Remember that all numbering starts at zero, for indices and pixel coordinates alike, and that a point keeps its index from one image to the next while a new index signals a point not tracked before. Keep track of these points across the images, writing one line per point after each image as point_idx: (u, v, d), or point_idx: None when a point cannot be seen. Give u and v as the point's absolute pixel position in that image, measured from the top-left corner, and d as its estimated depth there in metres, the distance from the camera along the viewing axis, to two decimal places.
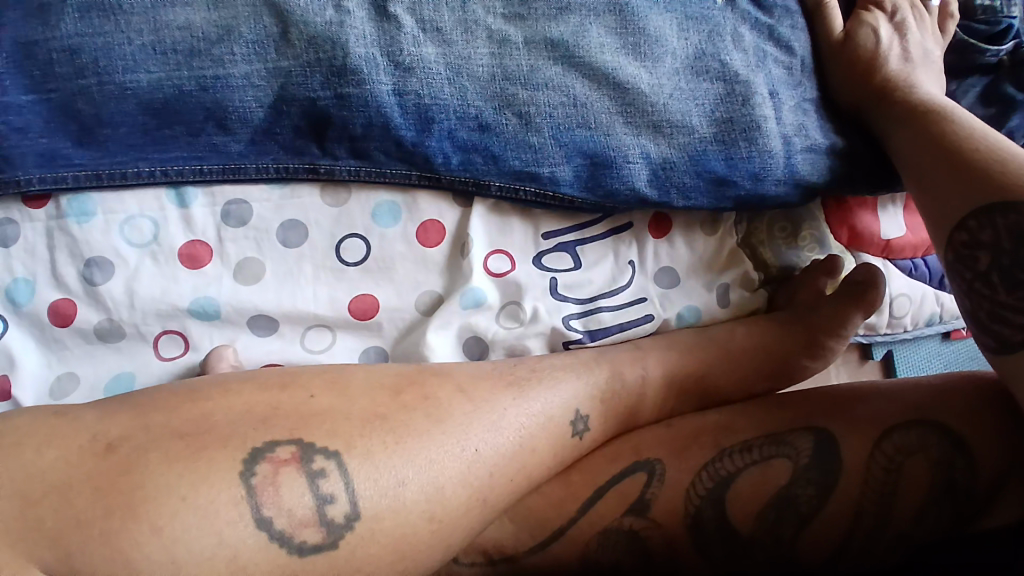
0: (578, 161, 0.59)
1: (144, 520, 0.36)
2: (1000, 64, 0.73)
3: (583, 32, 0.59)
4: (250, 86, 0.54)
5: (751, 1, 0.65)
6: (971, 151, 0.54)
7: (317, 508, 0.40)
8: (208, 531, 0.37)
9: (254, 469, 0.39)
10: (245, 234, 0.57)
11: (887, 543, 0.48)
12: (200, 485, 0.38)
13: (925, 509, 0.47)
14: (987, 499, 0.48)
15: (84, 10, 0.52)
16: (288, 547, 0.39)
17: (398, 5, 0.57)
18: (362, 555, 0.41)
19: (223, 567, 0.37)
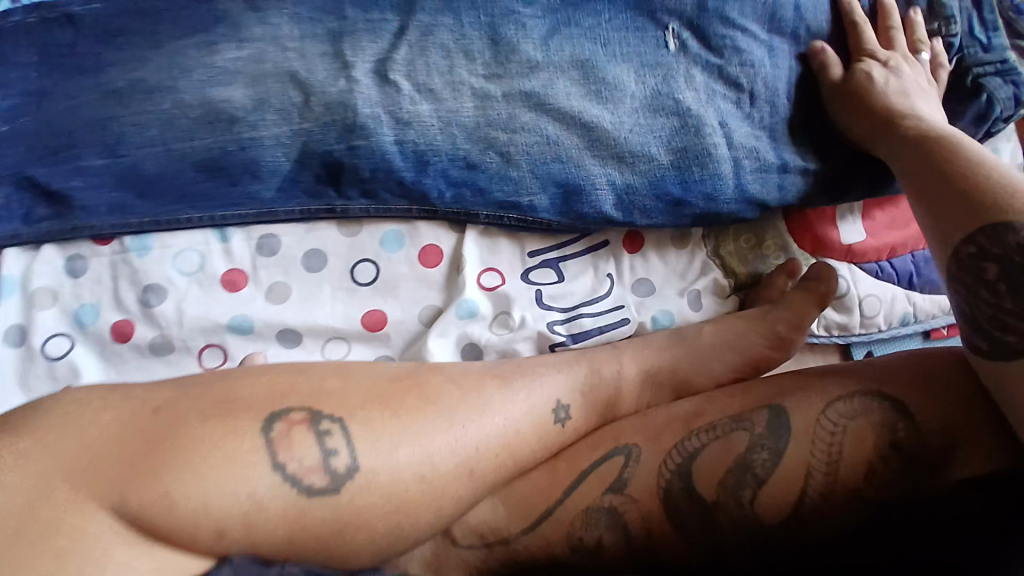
0: (553, 189, 0.68)
1: (182, 459, 0.44)
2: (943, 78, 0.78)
3: (551, 84, 0.70)
4: (279, 145, 0.67)
5: (701, 45, 0.72)
6: (968, 173, 0.56)
7: (323, 459, 0.48)
8: (235, 470, 0.45)
9: (272, 427, 0.48)
10: (275, 262, 0.68)
11: (850, 504, 0.52)
12: (229, 436, 0.46)
13: (873, 465, 0.52)
14: (939, 455, 0.52)
15: (149, 92, 0.66)
16: (298, 488, 0.47)
17: (398, 73, 0.69)
18: (362, 502, 0.49)
19: (245, 501, 0.45)
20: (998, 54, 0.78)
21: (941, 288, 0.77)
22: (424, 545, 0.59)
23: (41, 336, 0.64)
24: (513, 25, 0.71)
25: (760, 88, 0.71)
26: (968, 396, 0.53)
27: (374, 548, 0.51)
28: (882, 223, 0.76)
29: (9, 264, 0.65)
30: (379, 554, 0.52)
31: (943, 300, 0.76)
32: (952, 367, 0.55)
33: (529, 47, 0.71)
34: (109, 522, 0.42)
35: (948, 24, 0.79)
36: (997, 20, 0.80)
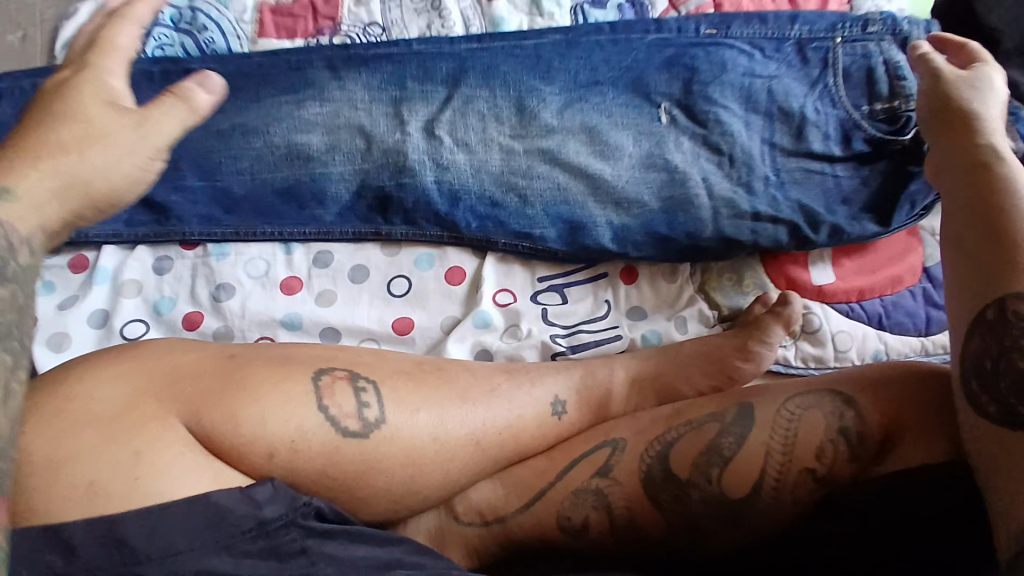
0: (561, 225, 0.82)
1: (248, 389, 0.55)
2: (903, 150, 0.86)
3: (564, 145, 0.85)
4: (343, 180, 0.83)
5: (689, 118, 0.86)
6: (1016, 224, 0.58)
7: (358, 409, 0.59)
8: (288, 404, 0.56)
9: (321, 376, 0.59)
10: (326, 273, 0.82)
11: (806, 483, 0.60)
12: (286, 379, 0.57)
13: (824, 447, 0.60)
14: (883, 443, 0.60)
15: (245, 132, 0.84)
16: (337, 428, 0.57)
17: (441, 129, 0.84)
18: (386, 449, 0.59)
19: (294, 431, 0.55)
20: None
21: (908, 329, 0.84)
22: (429, 518, 0.66)
23: (125, 319, 0.78)
24: (535, 96, 0.86)
25: (739, 152, 0.85)
26: (911, 395, 0.62)
27: (390, 495, 0.60)
28: (853, 269, 0.86)
29: (105, 259, 0.81)
30: (393, 504, 0.61)
31: (913, 341, 0.84)
32: (896, 373, 0.64)
33: (547, 114, 0.86)
34: (178, 433, 0.53)
35: (906, 100, 0.86)
36: None
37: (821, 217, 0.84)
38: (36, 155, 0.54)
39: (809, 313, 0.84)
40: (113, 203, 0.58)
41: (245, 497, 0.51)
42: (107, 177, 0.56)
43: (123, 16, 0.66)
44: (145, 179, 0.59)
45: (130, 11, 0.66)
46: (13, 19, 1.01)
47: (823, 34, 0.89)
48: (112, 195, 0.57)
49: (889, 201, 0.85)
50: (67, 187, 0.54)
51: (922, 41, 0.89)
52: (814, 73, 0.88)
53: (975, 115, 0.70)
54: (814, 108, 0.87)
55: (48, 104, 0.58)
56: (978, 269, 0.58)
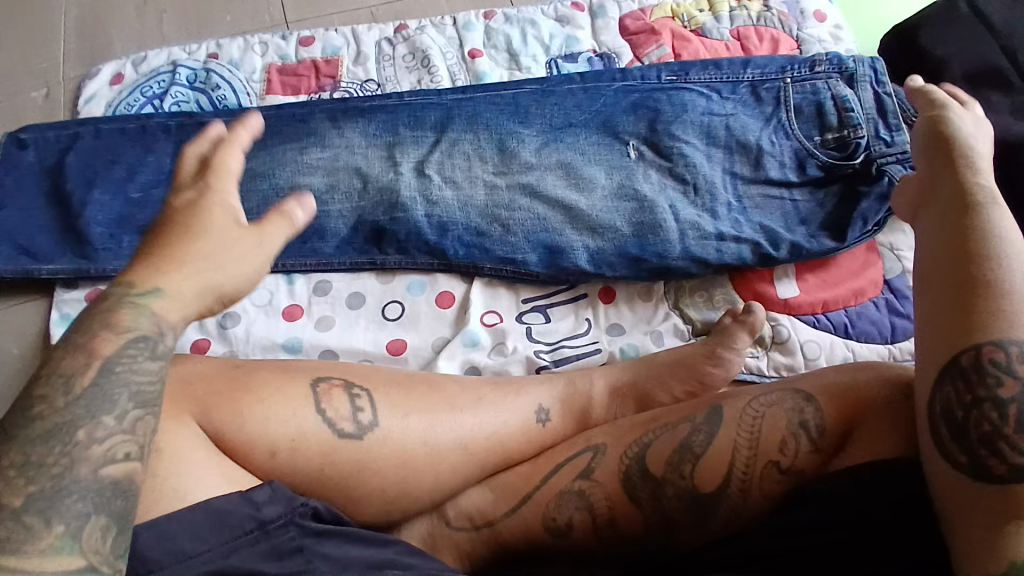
0: (542, 250, 0.90)
1: (252, 393, 0.60)
2: (855, 173, 0.93)
3: (542, 179, 0.93)
4: (341, 217, 0.91)
5: (656, 153, 0.95)
6: (987, 279, 0.59)
7: (353, 412, 0.63)
8: (289, 407, 0.61)
9: (319, 383, 0.64)
10: (325, 300, 0.89)
11: (771, 476, 0.63)
12: (287, 383, 0.63)
13: (786, 442, 0.64)
14: (840, 439, 0.65)
15: (253, 176, 0.93)
16: (334, 429, 0.62)
17: (431, 169, 0.93)
18: (379, 450, 0.63)
19: (294, 431, 0.60)
20: (899, 146, 0.92)
21: (874, 336, 0.90)
22: (423, 523, 0.69)
23: None
24: (515, 138, 0.96)
25: (702, 181, 0.93)
26: (865, 394, 0.66)
27: (383, 497, 0.64)
28: (816, 283, 0.92)
29: None
30: (386, 505, 0.64)
31: (880, 347, 0.89)
32: (853, 374, 0.68)
33: (526, 153, 0.95)
34: (192, 433, 0.57)
35: (855, 129, 0.94)
36: (901, 124, 0.95)
37: (781, 235, 0.91)
38: (167, 267, 0.53)
39: (777, 325, 0.90)
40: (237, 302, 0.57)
41: (246, 500, 0.53)
42: (235, 282, 0.55)
43: (225, 138, 0.59)
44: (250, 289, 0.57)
45: (233, 136, 0.59)
46: (41, 79, 1.12)
47: (774, 75, 0.99)
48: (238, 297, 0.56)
49: (843, 220, 0.93)
50: (195, 301, 0.53)
51: (867, 78, 0.97)
52: (768, 110, 0.97)
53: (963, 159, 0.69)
54: (770, 140, 0.95)
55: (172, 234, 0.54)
56: (941, 321, 0.60)
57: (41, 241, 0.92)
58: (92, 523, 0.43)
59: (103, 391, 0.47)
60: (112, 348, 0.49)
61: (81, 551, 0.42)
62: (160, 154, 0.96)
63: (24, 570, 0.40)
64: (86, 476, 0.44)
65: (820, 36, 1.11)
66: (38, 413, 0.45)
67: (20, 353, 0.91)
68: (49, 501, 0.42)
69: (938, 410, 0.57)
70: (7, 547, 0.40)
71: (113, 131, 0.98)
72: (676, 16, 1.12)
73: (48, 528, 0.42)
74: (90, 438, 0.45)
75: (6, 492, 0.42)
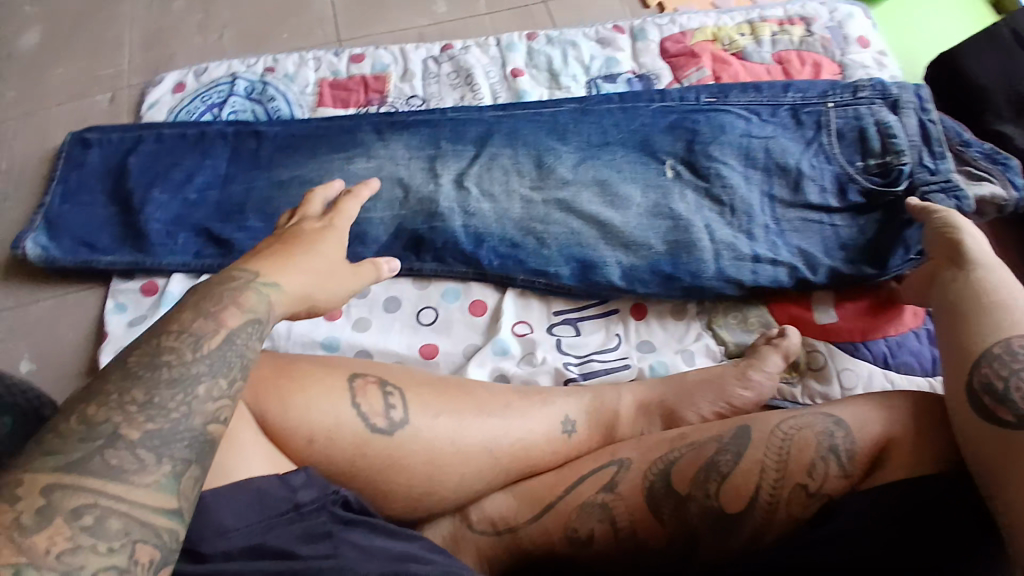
0: (575, 264, 0.91)
1: (294, 382, 0.63)
2: (896, 201, 0.91)
3: (578, 196, 0.95)
4: (383, 224, 0.94)
5: (693, 173, 0.96)
6: (984, 327, 0.65)
7: (386, 409, 0.65)
8: (327, 399, 0.63)
9: (355, 378, 0.66)
10: (363, 303, 0.92)
11: (800, 497, 0.62)
12: (326, 377, 0.65)
13: (817, 463, 0.63)
14: (872, 461, 0.63)
15: (304, 183, 0.98)
16: (368, 424, 0.64)
17: (470, 182, 0.96)
18: (410, 447, 0.65)
19: (331, 424, 0.62)
20: (943, 175, 0.90)
21: (914, 368, 0.87)
22: (445, 524, 0.70)
23: None
24: (553, 154, 0.98)
25: (739, 203, 0.93)
26: (899, 417, 0.65)
27: (410, 494, 0.65)
28: (854, 311, 0.90)
29: (172, 286, 0.95)
30: (411, 502, 0.66)
31: (920, 380, 0.86)
32: (884, 397, 0.67)
33: (563, 169, 0.97)
34: (245, 413, 0.59)
35: (897, 156, 0.92)
36: (946, 152, 0.92)
37: (818, 259, 0.90)
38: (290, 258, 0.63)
39: (813, 351, 0.88)
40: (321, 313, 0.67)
41: (283, 482, 0.56)
42: (312, 288, 0.64)
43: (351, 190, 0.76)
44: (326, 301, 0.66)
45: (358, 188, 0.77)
46: (109, 87, 1.21)
47: (816, 100, 0.99)
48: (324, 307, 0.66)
49: (883, 246, 0.91)
50: (299, 301, 0.62)
51: (912, 105, 0.96)
52: (808, 134, 0.97)
53: (962, 243, 0.76)
54: (810, 163, 0.95)
55: (284, 245, 0.65)
56: (959, 337, 0.66)
57: (102, 236, 0.99)
58: (190, 470, 0.47)
59: (223, 355, 0.52)
60: (235, 322, 0.54)
61: (177, 493, 0.46)
62: (216, 158, 1.02)
63: (125, 498, 0.44)
64: (197, 426, 0.49)
65: (863, 63, 1.10)
66: (166, 360, 0.50)
67: (74, 338, 0.97)
68: (163, 440, 0.47)
69: (979, 385, 0.61)
70: (116, 475, 0.44)
71: (174, 136, 1.05)
72: (716, 40, 1.13)
73: (157, 465, 0.46)
74: (207, 395, 0.50)
75: (125, 424, 0.46)
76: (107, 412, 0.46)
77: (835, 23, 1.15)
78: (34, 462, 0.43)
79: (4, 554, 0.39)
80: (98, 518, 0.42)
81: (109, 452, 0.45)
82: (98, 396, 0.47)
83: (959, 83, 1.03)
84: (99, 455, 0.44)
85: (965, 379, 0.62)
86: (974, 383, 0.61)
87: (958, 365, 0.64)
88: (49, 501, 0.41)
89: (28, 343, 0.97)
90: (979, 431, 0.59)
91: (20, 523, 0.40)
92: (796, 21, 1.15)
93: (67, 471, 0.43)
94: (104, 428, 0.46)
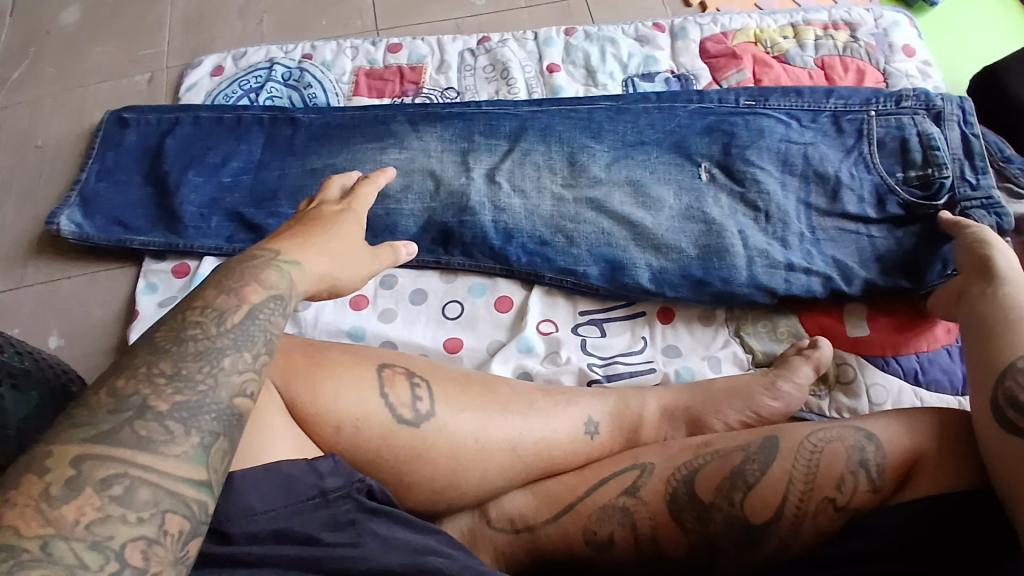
0: (603, 264, 0.90)
1: (324, 371, 0.63)
2: (937, 215, 0.88)
3: (609, 196, 0.94)
4: (412, 216, 0.95)
5: (728, 177, 0.94)
6: (1009, 342, 0.63)
7: (413, 401, 0.66)
8: (355, 389, 0.64)
9: (383, 369, 0.67)
10: (390, 294, 0.93)
11: (826, 512, 0.61)
12: (354, 366, 0.65)
13: (845, 477, 0.61)
14: (901, 477, 0.62)
15: (335, 171, 0.98)
16: (394, 415, 0.64)
17: (501, 177, 0.95)
18: (433, 440, 0.65)
19: (358, 414, 0.63)
20: (983, 191, 0.88)
21: (945, 387, 0.85)
22: (464, 519, 0.70)
23: None
24: (585, 152, 0.97)
25: (775, 209, 0.91)
26: (930, 434, 0.64)
27: (432, 487, 0.66)
28: (888, 326, 0.88)
29: (203, 268, 0.97)
30: (433, 495, 0.66)
31: (950, 400, 0.84)
32: (914, 413, 0.66)
33: (596, 168, 0.96)
34: (275, 398, 0.60)
35: (940, 167, 0.89)
36: (987, 168, 0.89)
37: (854, 270, 0.88)
38: (305, 246, 0.63)
39: (844, 364, 0.86)
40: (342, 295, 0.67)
41: (311, 468, 0.56)
42: (332, 268, 0.64)
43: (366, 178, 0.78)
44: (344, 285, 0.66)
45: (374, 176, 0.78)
46: (148, 68, 1.23)
47: (858, 107, 0.96)
48: (345, 288, 0.67)
49: (920, 260, 0.88)
50: (318, 281, 0.62)
51: (955, 117, 0.93)
52: (849, 142, 0.94)
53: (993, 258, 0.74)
54: (849, 172, 0.92)
55: (304, 228, 0.66)
56: (986, 353, 0.64)
57: (137, 216, 1.00)
58: (218, 442, 0.48)
59: (245, 330, 0.52)
60: (257, 298, 0.55)
61: (206, 463, 0.46)
62: (251, 143, 1.04)
63: (154, 468, 0.44)
64: (224, 399, 0.49)
65: (908, 71, 1.07)
66: (191, 335, 0.50)
67: (108, 314, 0.99)
68: (190, 412, 0.47)
69: (1003, 399, 0.59)
70: (145, 444, 0.45)
71: (210, 120, 1.06)
72: (759, 42, 1.11)
73: (185, 437, 0.46)
74: (233, 366, 0.50)
75: (153, 396, 0.47)
76: (136, 385, 0.47)
77: (881, 30, 1.12)
78: (64, 434, 0.44)
79: (32, 525, 0.40)
80: (128, 488, 0.43)
81: (138, 422, 0.45)
82: (127, 369, 0.48)
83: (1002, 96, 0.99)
84: (129, 426, 0.45)
85: (989, 394, 0.61)
86: (999, 397, 0.59)
87: (982, 381, 0.62)
88: (78, 472, 0.42)
89: (59, 319, 0.99)
90: (1007, 446, 0.57)
91: (50, 494, 0.41)
92: (841, 26, 1.12)
93: (96, 442, 0.44)
94: (132, 400, 0.46)
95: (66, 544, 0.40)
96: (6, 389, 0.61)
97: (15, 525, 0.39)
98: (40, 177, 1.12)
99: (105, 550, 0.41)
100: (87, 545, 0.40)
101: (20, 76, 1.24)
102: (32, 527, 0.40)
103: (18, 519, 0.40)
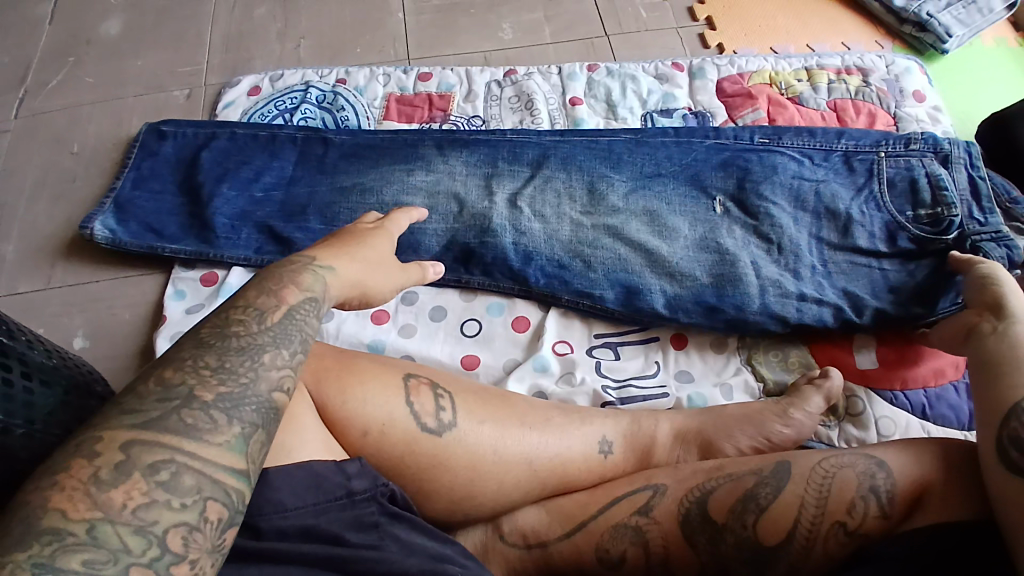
0: (618, 289, 0.93)
1: (354, 377, 0.66)
2: (948, 250, 0.91)
3: (626, 223, 0.97)
4: (436, 235, 0.98)
5: (742, 210, 0.97)
6: (1012, 381, 0.65)
7: (436, 410, 0.68)
8: (382, 395, 0.66)
9: (409, 378, 0.69)
10: (410, 310, 0.96)
11: (838, 537, 0.62)
12: (382, 374, 0.68)
13: (857, 502, 0.63)
14: (911, 505, 0.63)
15: (363, 188, 1.03)
16: (417, 423, 0.66)
17: (523, 201, 0.99)
18: (453, 450, 0.67)
19: (384, 420, 0.65)
20: (993, 227, 0.90)
21: (951, 421, 0.86)
22: (476, 532, 0.71)
23: None
24: (605, 181, 1.01)
25: (787, 242, 0.94)
26: (937, 466, 0.65)
27: (450, 496, 0.67)
28: (897, 359, 0.89)
29: (231, 278, 1.00)
30: (450, 504, 0.68)
31: (958, 434, 0.85)
32: (923, 444, 0.67)
33: (614, 197, 0.99)
34: (305, 399, 0.63)
35: (949, 208, 0.92)
36: (995, 208, 0.92)
37: (864, 301, 0.90)
38: (340, 256, 0.66)
39: (854, 396, 0.87)
40: (372, 302, 0.70)
41: (339, 469, 0.58)
42: (365, 278, 0.67)
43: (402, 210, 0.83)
44: (373, 295, 0.69)
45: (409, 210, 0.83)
46: (186, 84, 1.29)
47: (869, 148, 1.00)
48: (375, 293, 0.69)
49: (933, 291, 0.90)
50: (349, 286, 0.65)
51: (962, 160, 0.97)
52: (860, 180, 0.97)
53: (1003, 296, 0.76)
54: (860, 209, 0.95)
55: (338, 238, 0.70)
56: (992, 392, 0.65)
57: (169, 224, 1.04)
58: (257, 433, 0.49)
59: (284, 329, 0.54)
60: (294, 299, 0.57)
61: (245, 453, 0.48)
62: (284, 160, 1.08)
63: (198, 455, 0.46)
64: (263, 393, 0.51)
65: (918, 116, 1.12)
66: (234, 332, 0.53)
67: (135, 319, 1.02)
68: (232, 402, 0.49)
69: (1007, 439, 0.60)
70: (191, 432, 0.46)
71: (246, 136, 1.11)
72: (774, 83, 1.16)
73: (228, 426, 0.48)
74: (272, 363, 0.52)
75: (199, 386, 0.48)
76: (183, 375, 0.49)
77: (892, 77, 1.16)
78: (113, 420, 0.46)
79: (79, 509, 0.41)
80: (174, 474, 0.45)
81: (184, 411, 0.47)
82: (174, 361, 0.50)
83: (1010, 138, 1.02)
84: (175, 414, 0.47)
85: (994, 432, 0.62)
86: (1003, 436, 0.61)
87: (989, 419, 0.64)
88: (127, 457, 0.44)
89: (84, 320, 1.02)
90: (1012, 480, 0.58)
91: (98, 477, 0.43)
92: (854, 71, 1.17)
93: (145, 428, 0.45)
94: (180, 389, 0.48)
95: (112, 527, 0.41)
96: (35, 384, 0.58)
97: (63, 508, 0.41)
98: (74, 181, 1.16)
99: (147, 535, 0.42)
100: (131, 529, 0.42)
101: (61, 84, 1.30)
102: (79, 511, 0.41)
103: (65, 502, 0.41)
